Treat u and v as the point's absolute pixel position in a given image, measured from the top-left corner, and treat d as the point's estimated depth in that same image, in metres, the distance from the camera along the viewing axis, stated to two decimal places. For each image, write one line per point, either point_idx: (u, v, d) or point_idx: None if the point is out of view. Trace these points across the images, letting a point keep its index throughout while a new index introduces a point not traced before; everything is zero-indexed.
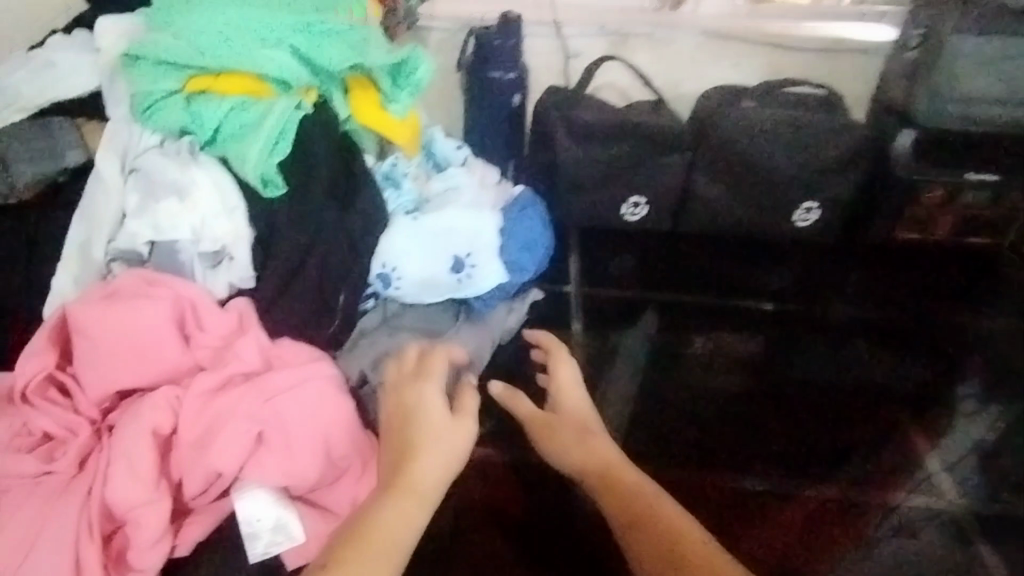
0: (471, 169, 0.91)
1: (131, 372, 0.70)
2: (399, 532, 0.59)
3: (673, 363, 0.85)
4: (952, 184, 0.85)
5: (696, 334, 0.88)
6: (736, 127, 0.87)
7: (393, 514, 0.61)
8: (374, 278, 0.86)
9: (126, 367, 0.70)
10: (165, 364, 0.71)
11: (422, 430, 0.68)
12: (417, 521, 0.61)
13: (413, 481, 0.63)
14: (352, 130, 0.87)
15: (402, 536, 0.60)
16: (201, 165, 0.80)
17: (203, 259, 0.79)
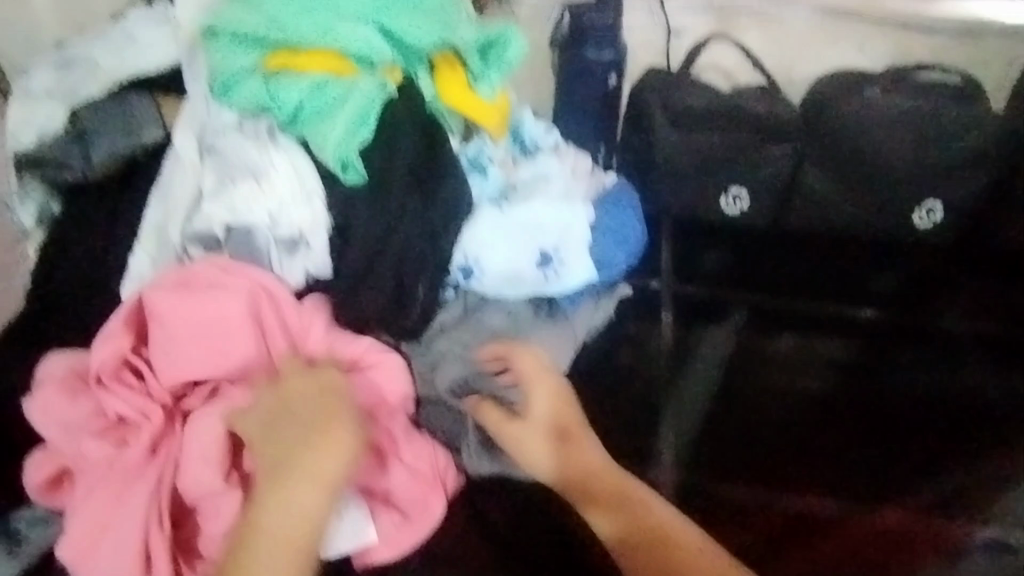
0: (562, 155, 0.85)
1: (200, 360, 0.66)
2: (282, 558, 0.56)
3: (757, 365, 0.80)
4: None
5: (784, 333, 0.83)
6: (853, 120, 0.81)
7: (279, 565, 0.56)
8: (454, 269, 0.80)
9: (198, 354, 0.66)
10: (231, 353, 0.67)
11: (303, 463, 0.60)
12: (295, 569, 0.57)
13: (271, 521, 0.58)
14: (437, 111, 0.82)
15: (297, 572, 0.57)
16: (280, 148, 0.76)
17: (280, 246, 0.75)
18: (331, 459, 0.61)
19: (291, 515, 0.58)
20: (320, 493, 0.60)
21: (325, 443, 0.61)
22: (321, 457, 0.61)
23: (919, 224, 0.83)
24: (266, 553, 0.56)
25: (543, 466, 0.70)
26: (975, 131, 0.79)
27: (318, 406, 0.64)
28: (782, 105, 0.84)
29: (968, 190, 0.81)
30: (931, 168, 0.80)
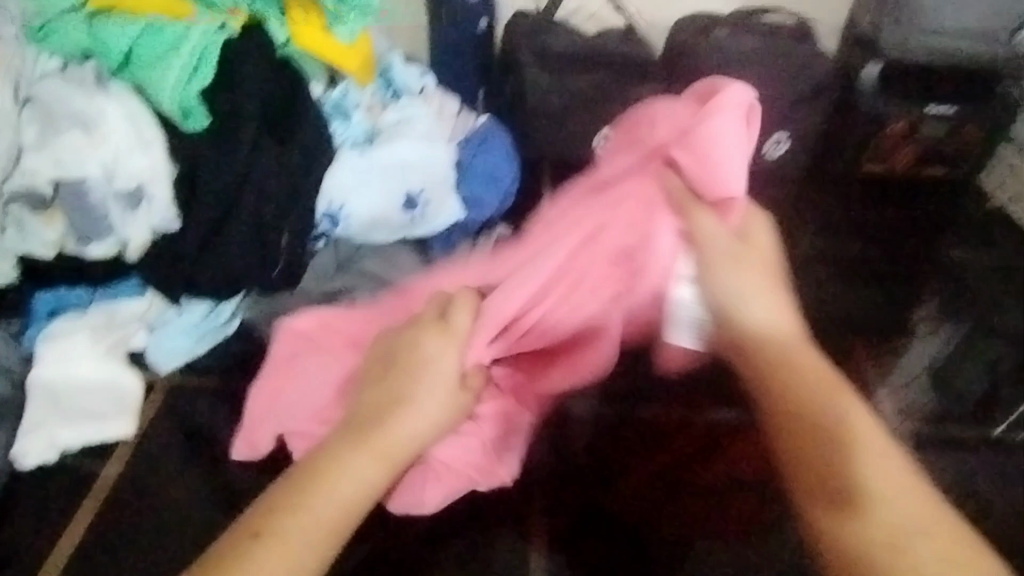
0: (429, 99, 0.83)
1: (558, 299, 0.60)
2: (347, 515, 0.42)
3: None
4: (915, 118, 0.85)
5: None
6: (708, 61, 0.82)
7: (359, 467, 0.44)
8: (321, 218, 0.78)
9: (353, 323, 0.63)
10: (638, 235, 0.61)
11: (430, 369, 0.50)
12: (381, 481, 0.44)
13: (394, 443, 0.46)
14: (291, 56, 0.79)
15: (359, 508, 0.43)
16: (109, 94, 0.72)
17: (119, 200, 0.72)
18: (453, 356, 0.52)
19: (415, 437, 0.47)
20: (447, 399, 0.50)
21: (453, 344, 0.52)
22: (442, 351, 0.51)
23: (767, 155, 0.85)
24: (353, 449, 0.44)
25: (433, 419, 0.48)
26: (815, 67, 0.83)
27: (378, 359, 0.52)
28: (643, 46, 0.85)
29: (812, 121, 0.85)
30: (784, 97, 0.83)
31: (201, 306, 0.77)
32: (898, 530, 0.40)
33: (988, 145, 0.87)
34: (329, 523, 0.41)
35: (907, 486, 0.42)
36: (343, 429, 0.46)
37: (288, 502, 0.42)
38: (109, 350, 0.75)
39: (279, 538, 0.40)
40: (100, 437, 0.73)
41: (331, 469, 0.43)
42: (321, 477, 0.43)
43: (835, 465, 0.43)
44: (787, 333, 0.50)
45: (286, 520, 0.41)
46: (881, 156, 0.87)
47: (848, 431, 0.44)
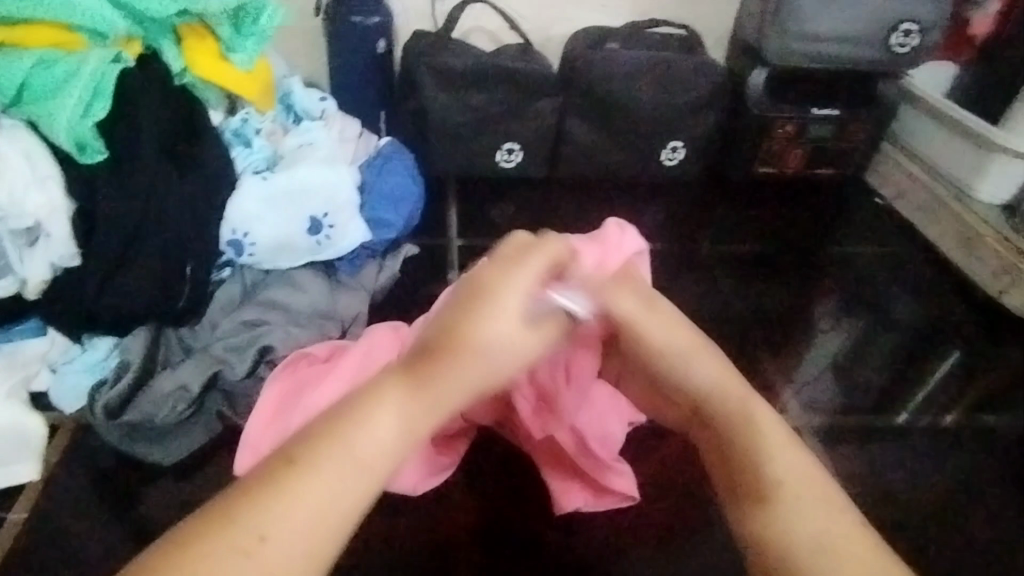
0: (330, 122, 0.85)
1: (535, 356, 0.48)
2: None
3: None
4: (801, 120, 0.88)
5: None
6: (601, 74, 0.85)
7: (320, 483, 0.32)
8: (225, 245, 0.78)
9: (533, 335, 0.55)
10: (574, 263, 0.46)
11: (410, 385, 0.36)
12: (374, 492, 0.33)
13: (334, 506, 0.32)
14: (190, 85, 0.79)
15: (354, 508, 0.32)
16: (1, 131, 0.71)
17: (17, 239, 0.71)
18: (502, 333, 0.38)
19: (376, 441, 0.34)
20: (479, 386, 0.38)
21: (466, 349, 0.37)
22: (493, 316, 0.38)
23: (665, 163, 0.91)
24: (324, 453, 0.33)
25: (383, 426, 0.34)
26: (707, 77, 0.86)
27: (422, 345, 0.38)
28: (540, 61, 0.87)
29: (705, 126, 0.89)
30: (674, 108, 0.87)
31: (104, 343, 0.77)
32: (822, 541, 0.37)
33: (871, 143, 0.92)
34: (316, 523, 0.31)
35: (817, 501, 0.39)
36: (308, 427, 0.34)
37: (255, 495, 0.31)
38: (10, 393, 0.74)
39: (262, 545, 0.30)
40: (5, 479, 0.73)
41: (344, 454, 0.33)
42: (264, 496, 0.31)
43: (782, 491, 0.39)
44: (519, 343, 0.39)
45: (255, 517, 0.31)
46: (771, 158, 0.90)
47: (749, 422, 0.42)
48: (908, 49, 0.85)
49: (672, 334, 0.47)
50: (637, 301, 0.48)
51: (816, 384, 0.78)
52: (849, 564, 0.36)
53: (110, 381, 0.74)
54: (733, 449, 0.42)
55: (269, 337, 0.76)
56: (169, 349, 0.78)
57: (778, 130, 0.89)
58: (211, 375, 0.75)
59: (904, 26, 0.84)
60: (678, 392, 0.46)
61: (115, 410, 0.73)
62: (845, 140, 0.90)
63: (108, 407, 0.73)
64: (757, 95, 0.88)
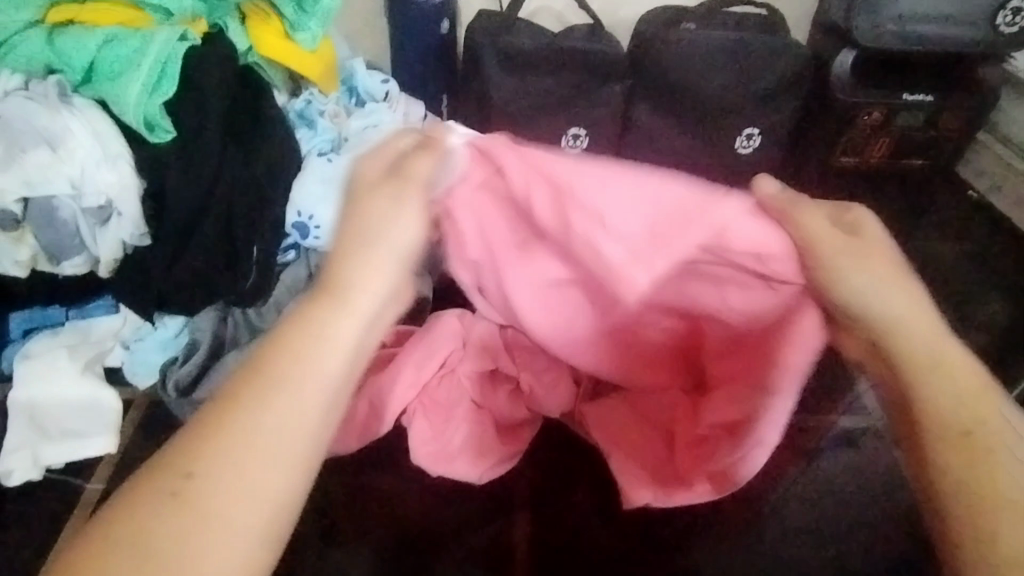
0: (394, 104, 0.83)
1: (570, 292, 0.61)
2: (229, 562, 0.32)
3: None
4: (890, 107, 0.83)
5: None
6: (674, 57, 0.81)
7: (239, 451, 0.34)
8: (290, 228, 0.79)
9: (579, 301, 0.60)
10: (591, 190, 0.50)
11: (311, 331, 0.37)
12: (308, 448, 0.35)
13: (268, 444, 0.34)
14: (255, 65, 0.79)
15: (289, 469, 0.34)
16: (74, 110, 0.72)
17: (89, 216, 0.73)
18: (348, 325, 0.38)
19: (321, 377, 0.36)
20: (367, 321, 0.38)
21: (353, 311, 0.38)
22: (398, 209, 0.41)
23: (739, 151, 0.86)
24: (247, 401, 0.34)
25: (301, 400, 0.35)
26: (788, 60, 0.81)
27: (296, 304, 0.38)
28: (610, 41, 0.83)
29: (783, 115, 0.85)
30: (750, 92, 0.82)
31: (174, 323, 0.79)
32: (986, 424, 0.36)
33: (967, 134, 0.85)
34: (246, 476, 0.33)
35: (978, 390, 0.37)
36: (235, 374, 0.36)
37: (197, 441, 0.34)
38: (86, 368, 0.77)
39: (187, 483, 0.33)
40: (82, 453, 0.75)
41: (245, 419, 0.34)
42: (210, 443, 0.34)
43: (965, 398, 0.37)
44: (899, 301, 0.40)
45: (198, 463, 0.33)
46: (855, 147, 0.86)
47: (938, 357, 0.38)
48: (1016, 29, 0.78)
49: (900, 303, 0.40)
50: (873, 258, 0.41)
51: None
52: (987, 416, 0.36)
53: (180, 359, 0.78)
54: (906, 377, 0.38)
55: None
56: (237, 329, 0.80)
57: (863, 118, 0.83)
58: None
59: (1013, 4, 0.77)
60: (855, 336, 0.42)
61: (185, 387, 0.76)
62: (936, 130, 0.85)
63: (178, 384, 0.76)
64: (841, 79, 0.82)
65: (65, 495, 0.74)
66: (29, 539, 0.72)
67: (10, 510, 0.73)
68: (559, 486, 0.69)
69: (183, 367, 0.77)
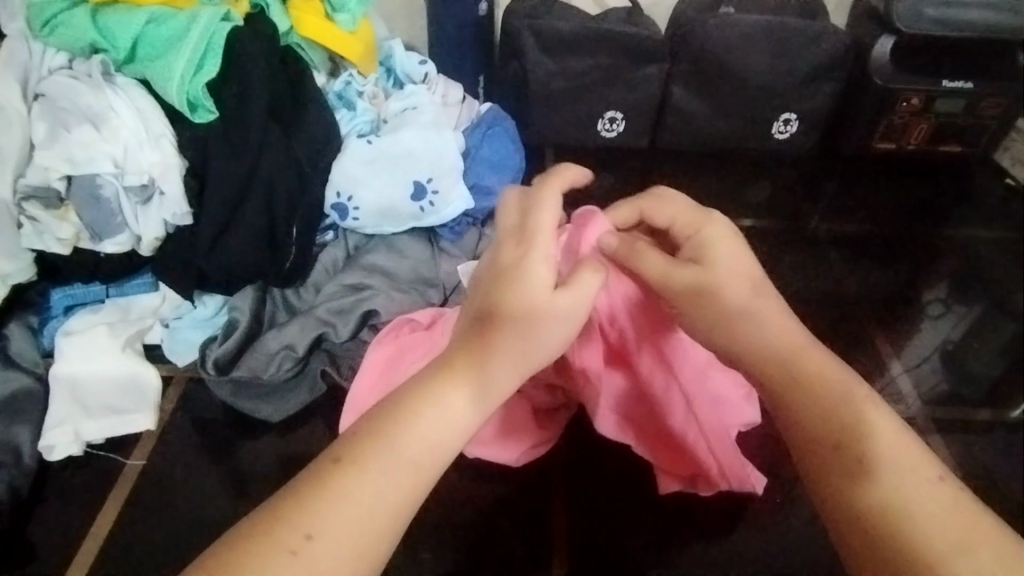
0: (432, 86, 0.84)
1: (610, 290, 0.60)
2: None
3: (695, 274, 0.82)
4: (929, 93, 0.83)
5: None
6: (714, 40, 0.81)
7: (361, 499, 0.38)
8: (330, 208, 0.79)
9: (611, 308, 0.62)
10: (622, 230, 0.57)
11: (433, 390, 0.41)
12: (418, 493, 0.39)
13: (380, 502, 0.38)
14: (295, 45, 0.79)
15: (394, 514, 0.38)
16: (117, 89, 0.72)
17: (132, 194, 0.73)
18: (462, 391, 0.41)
19: (426, 442, 0.40)
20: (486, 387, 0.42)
21: (488, 395, 0.42)
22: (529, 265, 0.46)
23: (776, 136, 0.88)
24: (374, 461, 0.38)
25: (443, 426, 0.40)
26: (826, 46, 0.82)
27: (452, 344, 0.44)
28: (648, 25, 0.83)
29: (821, 99, 0.86)
30: (789, 77, 0.83)
31: (213, 301, 0.81)
32: (903, 504, 0.39)
33: (1008, 118, 0.84)
34: (366, 518, 0.38)
35: (900, 459, 0.41)
36: (357, 431, 0.40)
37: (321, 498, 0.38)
38: (126, 345, 0.78)
39: (308, 545, 0.36)
40: (122, 429, 0.75)
41: (359, 466, 0.38)
42: (311, 501, 0.37)
43: (889, 489, 0.40)
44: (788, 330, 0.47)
45: (310, 522, 0.37)
46: (890, 133, 0.86)
47: (851, 407, 0.43)
48: None
49: (779, 334, 0.46)
50: (736, 277, 0.49)
51: (922, 370, 0.74)
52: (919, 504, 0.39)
53: (220, 337, 0.78)
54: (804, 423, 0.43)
55: (371, 302, 0.77)
56: (275, 308, 0.81)
57: (902, 104, 0.84)
58: (315, 337, 0.77)
59: None
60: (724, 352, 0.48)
61: (224, 365, 0.76)
62: (976, 116, 0.85)
63: (218, 361, 0.76)
64: (880, 64, 0.82)
65: (104, 473, 0.74)
66: (68, 515, 0.71)
67: (49, 487, 0.73)
68: (594, 466, 0.69)
69: (223, 345, 0.77)
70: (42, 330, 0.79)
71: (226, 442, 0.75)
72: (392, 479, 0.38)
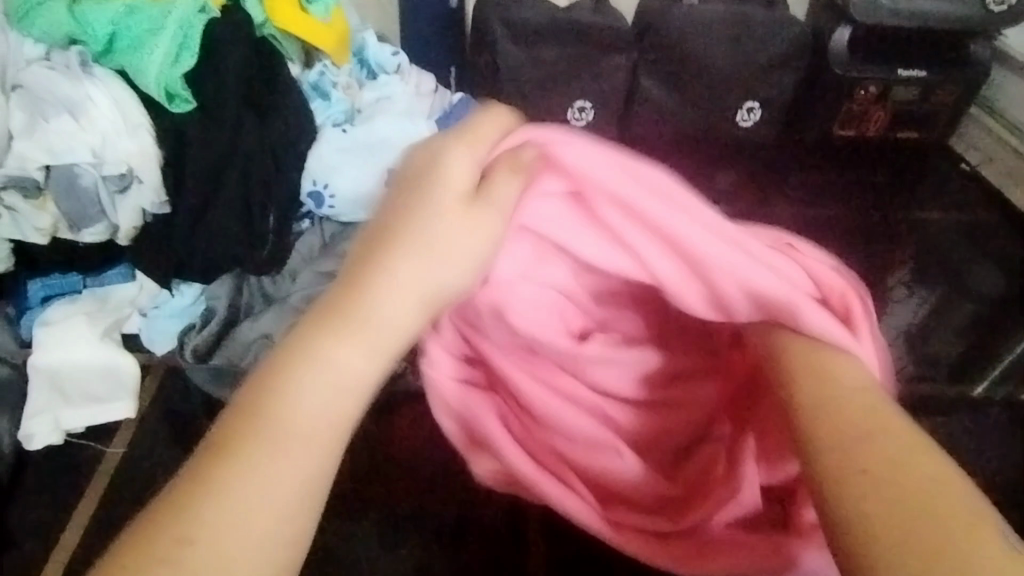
0: (405, 75, 0.86)
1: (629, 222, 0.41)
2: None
3: None
4: (885, 82, 0.86)
5: None
6: (678, 30, 0.84)
7: (289, 462, 0.29)
8: (306, 197, 0.81)
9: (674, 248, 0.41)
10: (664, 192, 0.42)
11: (353, 331, 0.31)
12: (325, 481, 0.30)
13: (266, 484, 0.28)
14: (270, 36, 0.81)
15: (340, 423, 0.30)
16: (95, 79, 0.73)
17: (110, 183, 0.74)
18: (356, 355, 0.30)
19: (351, 375, 0.30)
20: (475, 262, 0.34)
21: (384, 338, 0.31)
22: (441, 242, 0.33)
23: (740, 124, 0.90)
24: (257, 425, 0.29)
25: (350, 371, 0.30)
26: (786, 36, 0.85)
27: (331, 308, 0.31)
28: (615, 16, 0.86)
29: (782, 88, 0.89)
30: (752, 65, 0.86)
31: (192, 290, 0.82)
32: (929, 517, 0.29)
33: (956, 106, 0.89)
34: (254, 512, 0.28)
35: (905, 469, 0.31)
36: (233, 408, 0.30)
37: (272, 397, 0.30)
38: (104, 334, 0.79)
39: (196, 531, 0.27)
40: (104, 416, 0.76)
41: (311, 367, 0.30)
42: (258, 449, 0.29)
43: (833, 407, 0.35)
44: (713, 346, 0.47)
45: (212, 478, 0.28)
46: (850, 120, 0.89)
47: (818, 364, 0.37)
48: (1004, 7, 0.81)
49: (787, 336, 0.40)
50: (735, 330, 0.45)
51: (895, 347, 0.75)
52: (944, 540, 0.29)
53: (198, 326, 0.80)
54: (777, 397, 0.38)
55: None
56: (252, 298, 0.82)
57: (860, 92, 0.87)
58: (290, 325, 0.79)
59: None
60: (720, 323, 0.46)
61: (203, 352, 0.78)
62: (930, 104, 0.88)
63: (197, 350, 0.78)
64: (839, 53, 0.85)
65: (84, 460, 0.75)
66: (50, 504, 0.72)
67: (32, 474, 0.74)
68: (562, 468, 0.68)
69: (201, 332, 0.79)
70: (20, 319, 0.80)
71: (206, 430, 0.76)
72: (284, 470, 0.29)
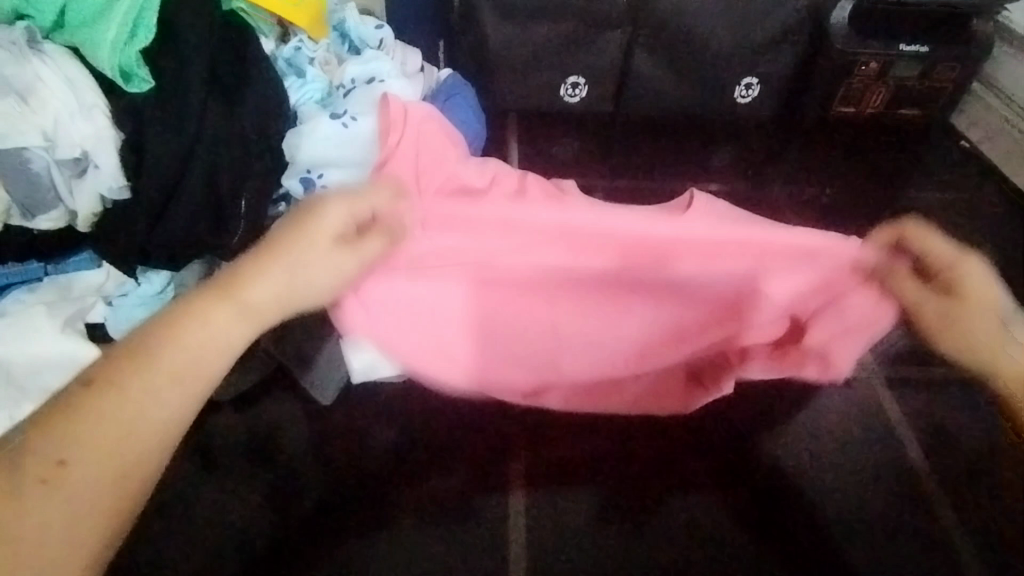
0: (389, 51, 0.81)
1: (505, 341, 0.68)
2: (223, 355, 0.46)
3: None
4: (887, 59, 0.83)
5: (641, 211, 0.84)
6: (677, 4, 0.80)
7: (224, 330, 0.46)
8: (295, 182, 0.75)
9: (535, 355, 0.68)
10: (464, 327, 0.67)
11: (206, 324, 0.46)
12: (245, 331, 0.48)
13: (198, 356, 0.45)
14: (238, 11, 0.75)
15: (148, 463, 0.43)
16: (45, 57, 0.66)
17: (64, 168, 0.67)
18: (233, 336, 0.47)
19: (224, 332, 0.46)
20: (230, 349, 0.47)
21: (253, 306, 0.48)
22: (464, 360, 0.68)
23: (739, 101, 0.87)
24: (152, 363, 0.43)
25: (165, 412, 0.43)
26: (789, 9, 0.81)
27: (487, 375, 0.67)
28: None
29: (781, 64, 0.85)
30: (751, 41, 0.82)
31: (159, 277, 0.77)
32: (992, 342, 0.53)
33: (961, 83, 0.86)
34: (178, 392, 0.44)
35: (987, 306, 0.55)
36: (120, 354, 0.44)
37: (156, 345, 0.44)
38: (65, 325, 0.72)
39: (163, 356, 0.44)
40: None
41: (203, 332, 0.45)
42: (141, 371, 0.43)
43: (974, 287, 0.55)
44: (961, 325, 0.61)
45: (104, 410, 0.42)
46: (851, 99, 0.86)
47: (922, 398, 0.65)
48: None
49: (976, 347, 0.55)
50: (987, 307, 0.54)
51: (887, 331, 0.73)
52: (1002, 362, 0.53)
53: None
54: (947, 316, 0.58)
55: None
56: None
57: (861, 69, 0.83)
58: None
59: None
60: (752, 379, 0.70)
61: None
62: (932, 81, 0.85)
63: None
64: (841, 30, 0.81)
65: None
66: None
67: None
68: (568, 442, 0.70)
69: None
70: None
71: None
72: (214, 348, 0.46)
